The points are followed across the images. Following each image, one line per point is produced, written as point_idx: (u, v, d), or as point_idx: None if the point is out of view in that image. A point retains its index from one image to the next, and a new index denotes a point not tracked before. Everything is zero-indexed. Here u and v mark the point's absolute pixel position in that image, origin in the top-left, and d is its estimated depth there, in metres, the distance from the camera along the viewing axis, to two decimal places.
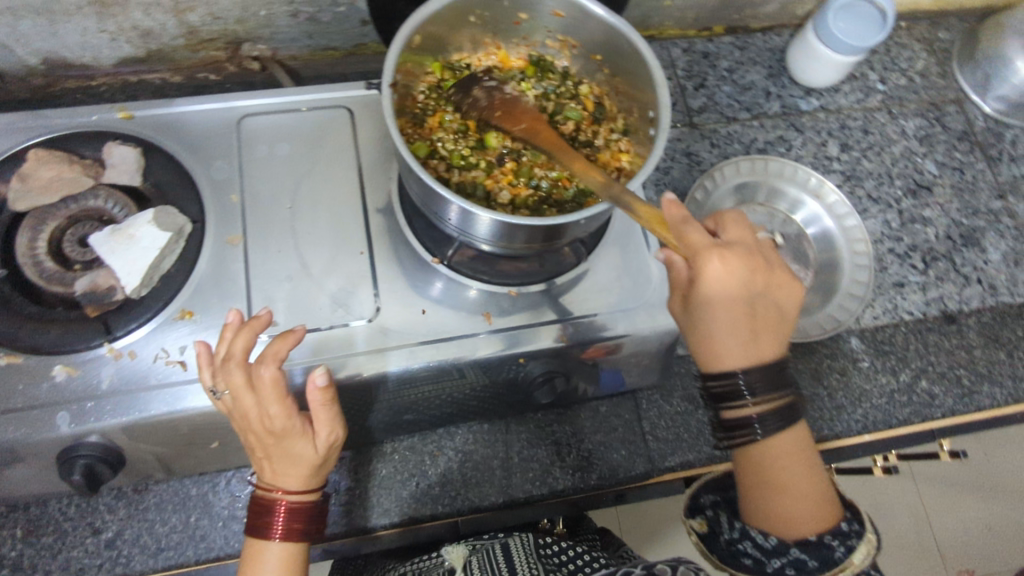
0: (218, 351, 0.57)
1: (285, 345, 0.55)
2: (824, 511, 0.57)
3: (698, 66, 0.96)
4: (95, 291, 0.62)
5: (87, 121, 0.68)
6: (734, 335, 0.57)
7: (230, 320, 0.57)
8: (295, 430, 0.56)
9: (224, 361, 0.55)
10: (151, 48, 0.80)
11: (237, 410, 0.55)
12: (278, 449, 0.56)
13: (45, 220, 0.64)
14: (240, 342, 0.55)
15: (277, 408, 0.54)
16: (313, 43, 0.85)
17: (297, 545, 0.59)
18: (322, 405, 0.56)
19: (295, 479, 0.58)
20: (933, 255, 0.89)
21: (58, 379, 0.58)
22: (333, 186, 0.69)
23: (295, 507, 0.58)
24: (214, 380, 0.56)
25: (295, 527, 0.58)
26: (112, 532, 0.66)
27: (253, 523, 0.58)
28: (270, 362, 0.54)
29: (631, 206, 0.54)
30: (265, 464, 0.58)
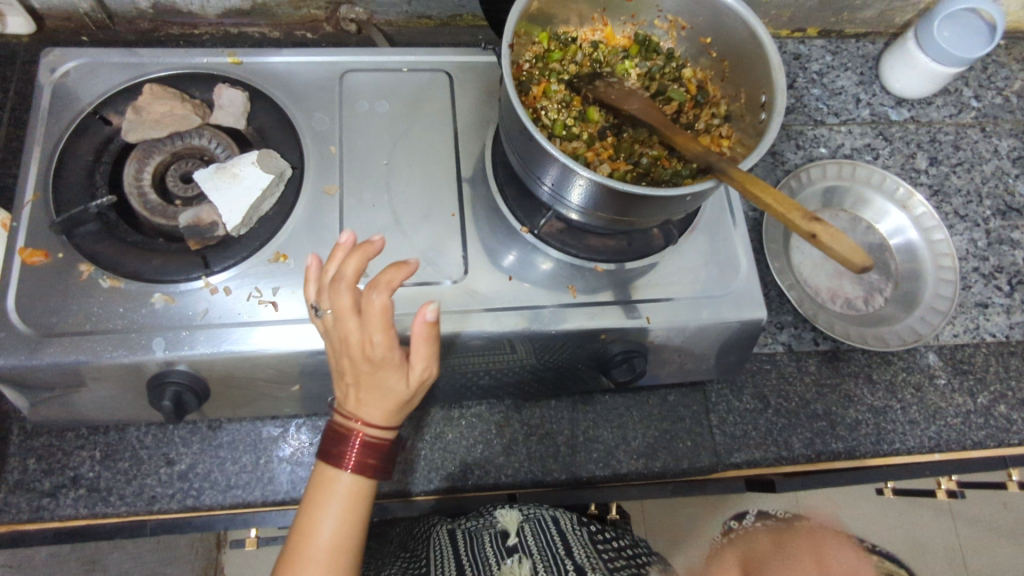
0: (327, 269, 0.56)
1: (399, 274, 0.53)
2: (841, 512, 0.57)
3: (788, 66, 0.95)
4: (199, 224, 0.62)
5: (199, 63, 0.71)
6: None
7: (343, 241, 0.57)
8: (392, 362, 0.54)
9: (333, 281, 0.54)
10: (257, 1, 0.82)
11: (338, 332, 0.54)
12: (370, 378, 0.55)
13: (151, 154, 0.66)
14: (351, 263, 0.54)
15: (380, 336, 0.53)
16: (411, 10, 0.86)
17: (366, 480, 0.58)
18: (424, 339, 0.54)
19: (377, 413, 0.57)
20: (1020, 279, 0.86)
21: (157, 307, 0.60)
22: (429, 147, 0.70)
23: (371, 440, 0.56)
24: (319, 297, 0.56)
25: (369, 461, 0.56)
26: (186, 464, 0.67)
27: (327, 448, 0.57)
28: (382, 289, 0.52)
29: (727, 170, 0.52)
30: (349, 391, 0.57)
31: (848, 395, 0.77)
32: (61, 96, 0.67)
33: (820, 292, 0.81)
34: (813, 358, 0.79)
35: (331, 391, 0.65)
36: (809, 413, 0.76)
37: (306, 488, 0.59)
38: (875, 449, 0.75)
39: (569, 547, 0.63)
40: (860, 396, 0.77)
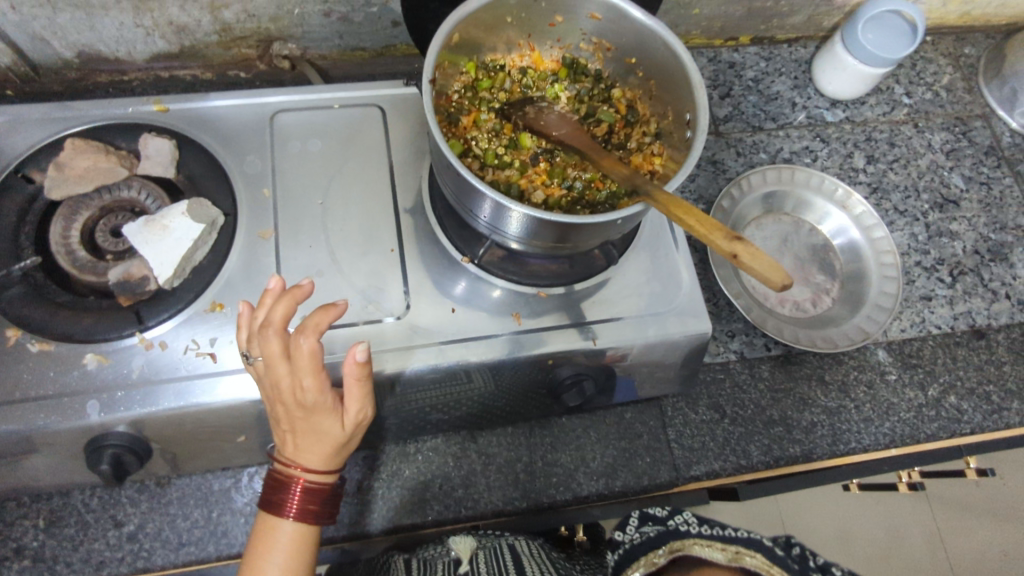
0: (257, 314, 0.56)
1: (327, 317, 0.54)
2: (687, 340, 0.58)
3: (724, 75, 0.96)
4: (129, 280, 0.62)
5: (124, 112, 0.69)
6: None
7: (270, 286, 0.56)
8: (326, 405, 0.55)
9: (262, 327, 0.55)
10: (185, 44, 0.80)
11: (269, 379, 0.55)
12: (305, 422, 0.55)
13: (79, 210, 0.64)
14: (278, 310, 0.54)
15: (311, 381, 0.54)
16: (344, 43, 0.85)
17: (309, 526, 0.58)
18: (355, 381, 0.55)
19: (315, 458, 0.57)
20: (961, 269, 0.88)
21: (89, 368, 0.59)
22: (364, 184, 0.69)
23: (311, 486, 0.58)
24: (249, 344, 0.56)
25: (309, 507, 0.57)
26: (134, 525, 0.66)
27: (268, 497, 0.57)
28: (310, 333, 0.54)
29: (652, 194, 0.52)
30: (287, 437, 0.57)
31: (802, 398, 0.78)
32: None
33: (768, 297, 0.82)
34: (765, 363, 0.80)
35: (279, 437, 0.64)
36: (765, 419, 0.77)
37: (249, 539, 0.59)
38: (832, 450, 0.76)
39: (521, 570, 0.62)
40: (814, 398, 0.78)
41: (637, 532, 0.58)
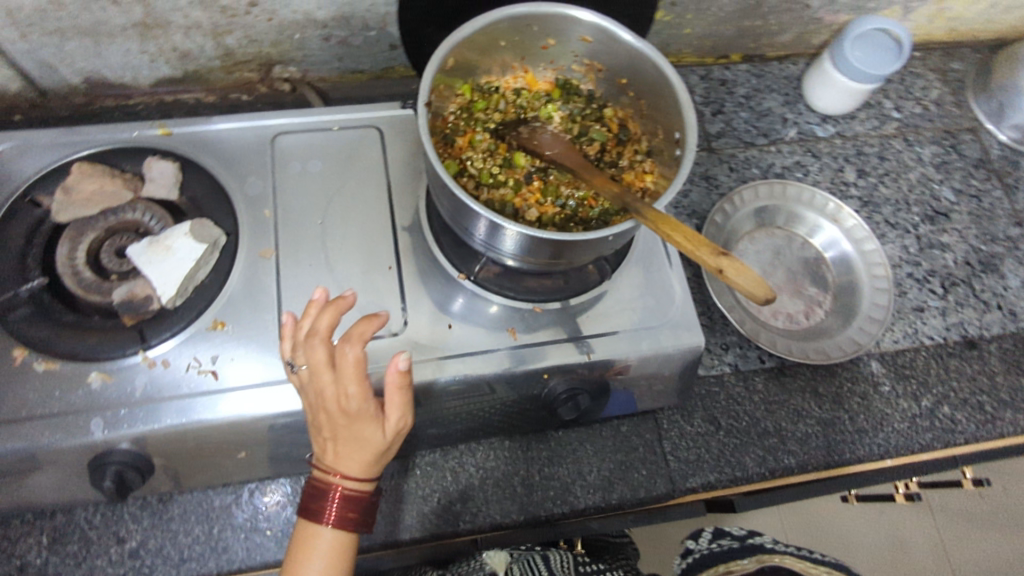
0: (303, 325, 0.59)
1: (371, 326, 0.57)
2: None
3: (715, 93, 0.98)
4: (133, 300, 0.63)
5: (129, 136, 0.71)
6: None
7: (315, 298, 0.60)
8: (368, 412, 0.56)
9: (309, 336, 0.57)
10: (188, 69, 0.82)
11: (313, 387, 0.56)
12: (347, 430, 0.56)
13: (84, 232, 0.66)
14: (325, 319, 0.58)
15: (355, 388, 0.55)
16: (343, 66, 0.87)
17: (347, 534, 0.58)
18: (396, 389, 0.57)
19: (355, 466, 0.57)
20: (952, 281, 0.89)
21: (94, 386, 0.60)
22: (363, 203, 0.71)
23: (350, 494, 0.58)
24: (295, 353, 0.58)
25: (349, 515, 0.58)
26: (137, 541, 0.66)
27: (307, 504, 0.58)
28: (355, 342, 0.56)
29: (641, 211, 0.54)
30: (327, 445, 0.58)
31: (796, 409, 0.79)
32: None
33: (762, 310, 0.83)
34: (760, 376, 0.80)
35: (279, 453, 0.65)
36: (760, 431, 0.78)
37: (287, 548, 0.59)
38: (827, 460, 0.77)
39: None
40: (808, 410, 0.79)
41: (712, 543, 0.82)
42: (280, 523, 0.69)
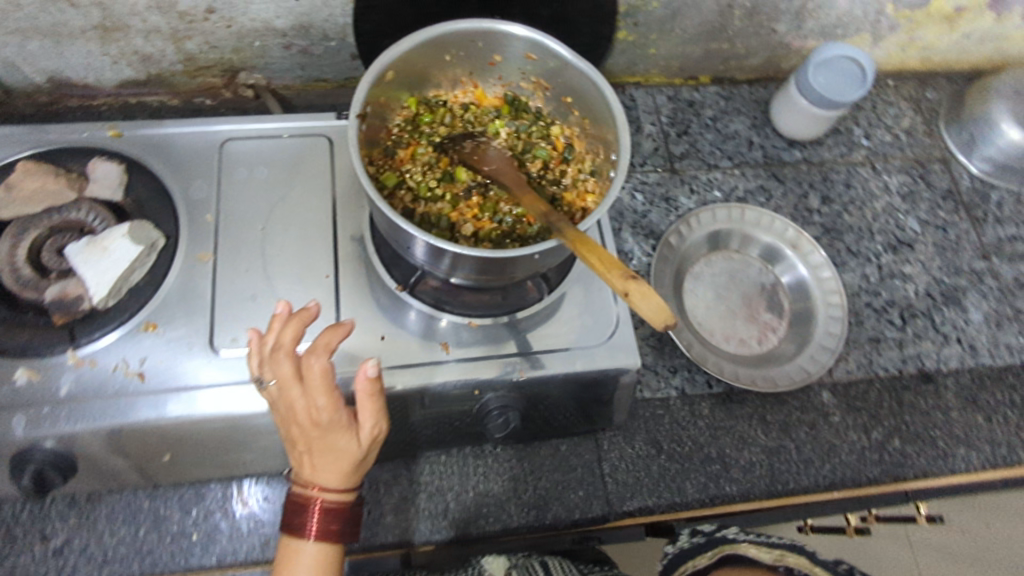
0: (267, 340, 0.58)
1: (336, 335, 0.57)
2: None
3: (682, 114, 0.98)
4: (64, 299, 0.63)
5: (79, 137, 0.72)
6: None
7: (279, 311, 0.59)
8: (341, 422, 0.55)
9: (273, 350, 0.57)
10: (151, 72, 0.83)
11: (283, 401, 0.56)
12: (320, 442, 0.55)
13: (27, 229, 0.66)
14: (288, 332, 0.57)
15: (324, 400, 0.54)
16: (306, 74, 0.88)
17: (331, 547, 0.58)
18: (368, 396, 0.56)
19: (334, 477, 0.57)
20: (912, 312, 0.88)
21: (20, 383, 0.60)
22: (307, 211, 0.71)
23: (331, 506, 0.57)
24: (260, 369, 0.58)
25: (331, 528, 0.57)
26: (61, 539, 0.66)
27: (288, 521, 0.57)
28: (321, 352, 0.56)
29: (559, 229, 0.54)
30: (303, 459, 0.57)
31: (742, 437, 0.78)
32: None
33: (713, 334, 0.82)
34: (706, 401, 0.79)
35: (205, 458, 0.65)
36: (703, 457, 0.77)
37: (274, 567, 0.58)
38: (769, 489, 0.76)
39: None
40: (753, 438, 0.78)
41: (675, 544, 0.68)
42: (206, 527, 0.68)
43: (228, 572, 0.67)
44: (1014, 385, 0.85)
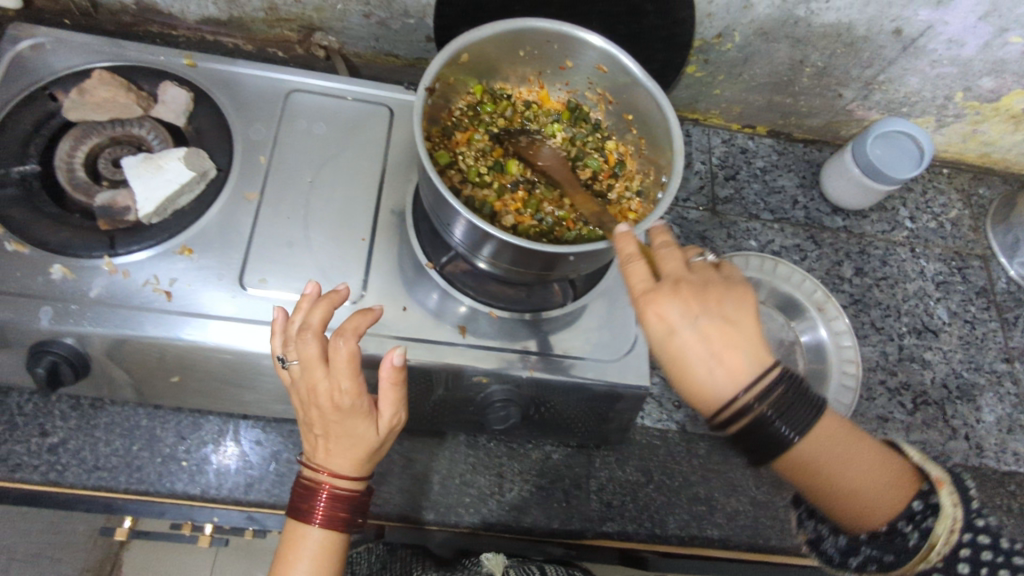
0: (294, 318, 0.59)
1: (364, 320, 0.57)
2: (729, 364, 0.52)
3: (733, 159, 0.99)
4: (112, 207, 0.65)
5: (155, 60, 0.74)
6: (727, 370, 0.52)
7: (308, 291, 0.60)
8: (361, 409, 0.56)
9: (300, 330, 0.57)
10: (233, 14, 0.86)
11: (306, 380, 0.56)
12: (338, 427, 0.56)
13: (89, 134, 0.69)
14: (317, 313, 0.57)
15: (348, 383, 0.55)
16: (379, 46, 0.90)
17: (337, 535, 0.58)
18: (391, 385, 0.57)
19: (346, 464, 0.57)
20: (924, 399, 0.87)
21: (54, 277, 0.62)
22: (356, 173, 0.73)
23: (341, 494, 0.58)
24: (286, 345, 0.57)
25: (339, 516, 0.58)
26: (58, 438, 0.67)
27: (297, 505, 0.58)
28: (349, 336, 0.56)
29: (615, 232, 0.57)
30: (319, 442, 0.58)
31: (733, 484, 0.77)
32: (19, 66, 0.71)
33: None
34: (705, 441, 0.79)
35: (211, 388, 0.66)
36: (690, 495, 0.76)
37: (276, 547, 0.59)
38: (750, 542, 0.75)
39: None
40: (744, 487, 0.78)
41: None
42: (196, 456, 0.69)
43: (208, 505, 0.68)
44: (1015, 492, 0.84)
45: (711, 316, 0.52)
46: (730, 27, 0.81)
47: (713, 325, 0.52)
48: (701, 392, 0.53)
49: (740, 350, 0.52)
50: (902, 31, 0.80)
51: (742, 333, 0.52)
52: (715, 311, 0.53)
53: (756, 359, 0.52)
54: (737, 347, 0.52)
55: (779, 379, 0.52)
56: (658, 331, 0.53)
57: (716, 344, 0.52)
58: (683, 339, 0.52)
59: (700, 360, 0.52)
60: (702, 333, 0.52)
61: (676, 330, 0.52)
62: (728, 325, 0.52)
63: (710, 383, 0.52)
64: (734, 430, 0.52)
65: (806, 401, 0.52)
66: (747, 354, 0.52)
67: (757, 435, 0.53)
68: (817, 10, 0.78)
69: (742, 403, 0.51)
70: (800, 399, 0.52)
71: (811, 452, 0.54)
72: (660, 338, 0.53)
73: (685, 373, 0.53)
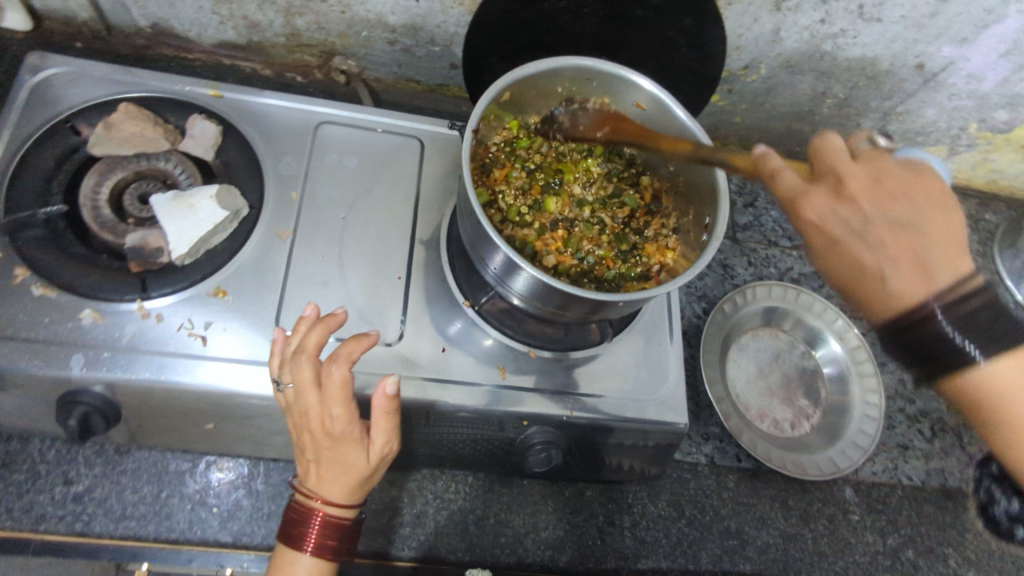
0: (292, 341, 0.58)
1: (359, 347, 0.56)
2: (909, 260, 0.57)
3: (751, 185, 1.00)
4: (143, 248, 0.63)
5: (179, 90, 0.72)
6: (909, 275, 0.57)
7: (307, 313, 0.58)
8: (352, 436, 0.56)
9: (296, 353, 0.56)
10: (253, 39, 0.83)
11: (299, 404, 0.56)
12: (330, 453, 0.56)
13: (113, 169, 0.66)
14: (313, 336, 0.56)
15: (339, 411, 0.55)
16: (400, 72, 0.88)
17: (326, 561, 0.59)
18: (383, 414, 0.56)
19: (337, 491, 0.58)
20: (942, 426, 0.88)
21: (84, 322, 0.59)
22: (389, 209, 0.72)
23: (331, 520, 0.58)
24: (281, 369, 0.57)
25: (328, 541, 0.59)
26: (84, 486, 0.65)
27: (288, 529, 0.59)
28: (342, 362, 0.55)
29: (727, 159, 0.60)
30: (311, 467, 0.59)
31: (762, 517, 0.78)
32: (39, 98, 0.68)
33: (750, 410, 0.83)
34: (733, 474, 0.80)
35: (245, 432, 0.64)
36: (720, 530, 0.77)
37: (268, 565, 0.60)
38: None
39: None
40: (773, 519, 0.78)
41: None
42: (227, 502, 0.68)
43: (242, 552, 0.66)
44: None
45: (878, 215, 0.58)
46: (757, 60, 0.82)
47: (884, 228, 0.57)
48: (878, 298, 0.58)
49: (920, 256, 0.56)
50: (925, 66, 0.81)
51: (906, 235, 0.57)
52: (892, 216, 0.58)
53: (950, 271, 0.56)
54: (918, 252, 0.57)
55: (975, 291, 0.55)
56: (826, 245, 0.59)
57: (889, 248, 0.57)
58: (856, 246, 0.58)
59: (874, 264, 0.57)
60: (871, 235, 0.58)
61: (843, 239, 0.58)
62: (893, 223, 0.57)
63: (884, 286, 0.57)
64: (907, 337, 0.57)
65: (1003, 318, 0.54)
66: (911, 254, 0.57)
67: (936, 344, 0.55)
68: (843, 45, 0.78)
69: (928, 310, 0.55)
70: (986, 319, 0.54)
71: (997, 377, 0.55)
72: (825, 249, 0.59)
73: (854, 280, 0.59)
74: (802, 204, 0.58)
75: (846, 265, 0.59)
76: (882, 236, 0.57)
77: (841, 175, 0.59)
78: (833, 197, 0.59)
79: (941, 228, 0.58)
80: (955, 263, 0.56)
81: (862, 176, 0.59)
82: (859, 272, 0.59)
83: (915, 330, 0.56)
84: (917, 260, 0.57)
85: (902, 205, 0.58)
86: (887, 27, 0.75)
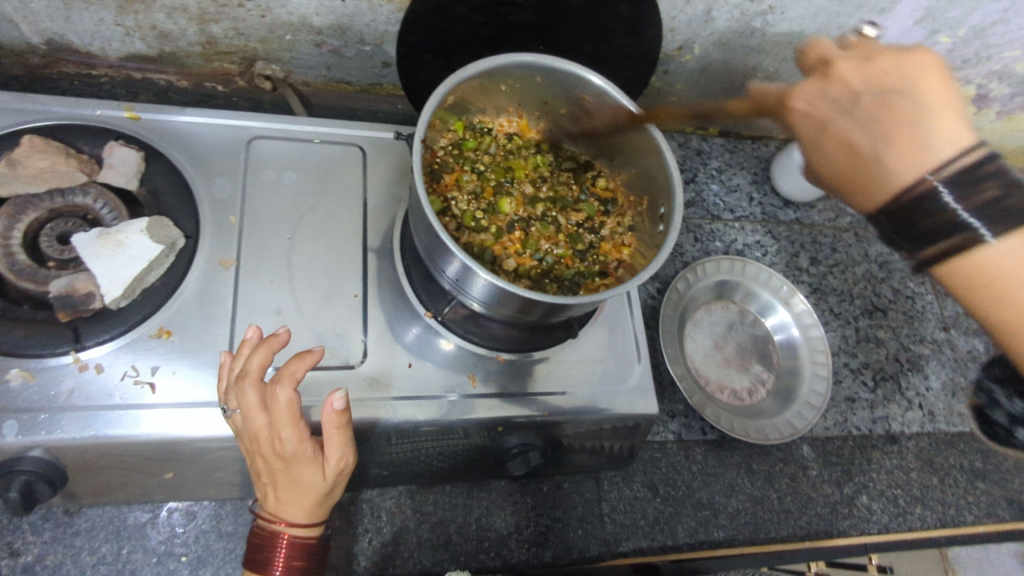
0: (236, 365, 0.56)
1: (303, 365, 0.54)
2: (909, 139, 0.50)
3: (690, 161, 1.02)
4: (71, 295, 0.58)
5: (91, 115, 0.66)
6: (908, 148, 0.50)
7: (249, 336, 0.56)
8: (305, 455, 0.54)
9: (238, 378, 0.54)
10: (165, 49, 0.77)
11: (247, 429, 0.54)
12: (285, 474, 0.55)
13: (25, 210, 0.61)
14: (255, 359, 0.54)
15: (289, 431, 0.53)
16: (330, 74, 0.84)
17: None
18: (335, 430, 0.54)
19: (298, 510, 0.56)
20: (883, 375, 0.94)
21: (12, 384, 0.55)
22: (337, 225, 0.69)
23: (296, 541, 0.57)
24: (226, 396, 0.55)
25: (294, 563, 0.57)
26: (32, 556, 0.61)
27: (252, 556, 0.57)
28: (286, 383, 0.53)
29: None
30: (269, 490, 0.57)
31: (730, 484, 0.82)
32: None
33: (709, 383, 0.85)
34: (700, 447, 0.83)
35: (209, 476, 0.61)
36: (694, 502, 0.80)
37: None
38: (751, 537, 0.80)
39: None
40: (740, 486, 0.82)
41: None
42: (197, 548, 0.65)
43: None
44: (963, 450, 0.93)
45: (847, 97, 0.54)
46: (690, 40, 0.83)
47: (876, 104, 0.52)
48: (877, 180, 0.52)
49: (916, 122, 0.50)
50: None
51: (877, 113, 0.51)
52: (879, 88, 0.52)
53: (954, 141, 0.48)
54: (913, 118, 0.50)
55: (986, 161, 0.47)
56: (815, 134, 0.56)
57: (881, 124, 0.51)
58: (852, 127, 0.53)
59: (864, 140, 0.52)
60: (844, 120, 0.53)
61: (835, 123, 0.54)
62: (875, 102, 0.52)
63: (880, 166, 0.51)
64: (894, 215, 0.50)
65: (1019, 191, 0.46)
66: (874, 133, 0.51)
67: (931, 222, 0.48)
68: (772, 21, 0.80)
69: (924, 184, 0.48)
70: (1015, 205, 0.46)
71: (1003, 252, 0.46)
72: (816, 137, 0.55)
73: (840, 161, 0.54)
74: (790, 96, 0.57)
75: (839, 152, 0.54)
76: (860, 128, 0.52)
77: (831, 61, 0.56)
78: (824, 81, 0.56)
79: (938, 93, 0.50)
80: (960, 129, 0.49)
81: (852, 57, 0.55)
82: (837, 154, 0.54)
83: (902, 204, 0.49)
84: (859, 147, 0.52)
85: (885, 69, 0.52)
86: (811, 2, 0.77)
